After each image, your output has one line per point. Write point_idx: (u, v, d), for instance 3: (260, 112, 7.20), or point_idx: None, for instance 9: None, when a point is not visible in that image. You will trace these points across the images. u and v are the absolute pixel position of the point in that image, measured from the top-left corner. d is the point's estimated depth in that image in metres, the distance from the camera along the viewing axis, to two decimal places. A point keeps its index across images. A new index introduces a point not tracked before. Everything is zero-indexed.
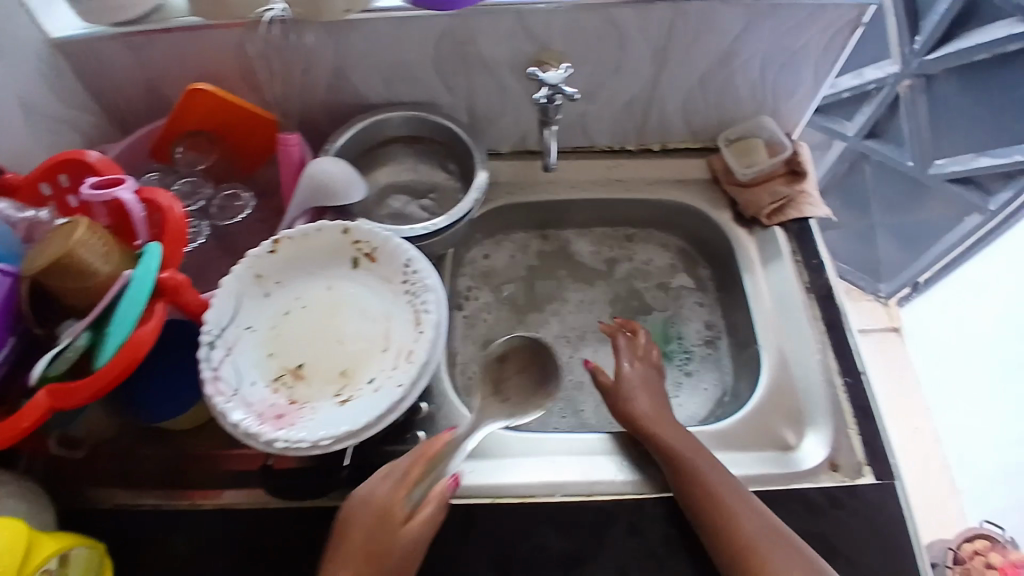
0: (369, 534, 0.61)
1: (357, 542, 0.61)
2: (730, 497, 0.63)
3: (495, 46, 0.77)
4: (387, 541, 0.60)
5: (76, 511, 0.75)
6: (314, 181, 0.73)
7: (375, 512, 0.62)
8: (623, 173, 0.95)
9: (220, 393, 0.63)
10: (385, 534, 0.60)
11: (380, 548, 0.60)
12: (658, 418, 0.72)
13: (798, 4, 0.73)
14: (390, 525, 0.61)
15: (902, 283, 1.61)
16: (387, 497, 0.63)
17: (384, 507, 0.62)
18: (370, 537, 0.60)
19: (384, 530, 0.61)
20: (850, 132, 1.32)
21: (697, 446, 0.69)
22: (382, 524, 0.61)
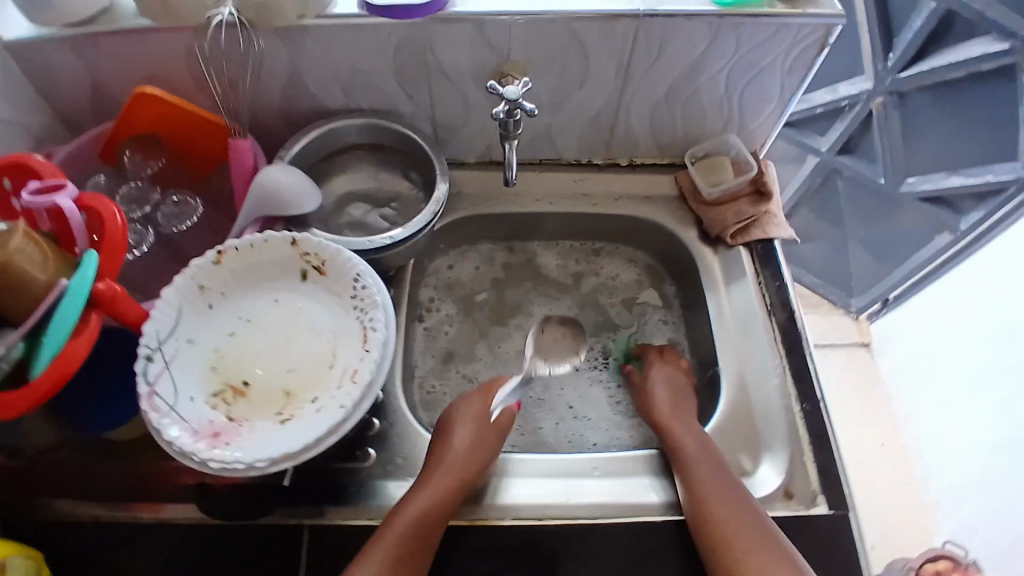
0: (460, 448, 0.70)
1: (447, 459, 0.69)
2: (730, 501, 0.66)
3: (454, 56, 0.75)
4: (479, 453, 0.70)
5: (19, 519, 0.71)
6: (264, 190, 0.71)
7: (464, 431, 0.72)
8: (589, 187, 0.94)
9: (154, 411, 0.61)
10: (476, 446, 0.70)
11: (470, 461, 0.69)
12: (671, 420, 0.76)
13: (762, 24, 0.72)
14: (480, 436, 0.72)
15: (872, 299, 1.61)
16: (472, 418, 0.73)
17: (471, 425, 0.73)
18: (460, 453, 0.69)
19: (473, 443, 0.71)
20: (823, 147, 1.32)
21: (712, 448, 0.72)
22: (473, 436, 0.71)
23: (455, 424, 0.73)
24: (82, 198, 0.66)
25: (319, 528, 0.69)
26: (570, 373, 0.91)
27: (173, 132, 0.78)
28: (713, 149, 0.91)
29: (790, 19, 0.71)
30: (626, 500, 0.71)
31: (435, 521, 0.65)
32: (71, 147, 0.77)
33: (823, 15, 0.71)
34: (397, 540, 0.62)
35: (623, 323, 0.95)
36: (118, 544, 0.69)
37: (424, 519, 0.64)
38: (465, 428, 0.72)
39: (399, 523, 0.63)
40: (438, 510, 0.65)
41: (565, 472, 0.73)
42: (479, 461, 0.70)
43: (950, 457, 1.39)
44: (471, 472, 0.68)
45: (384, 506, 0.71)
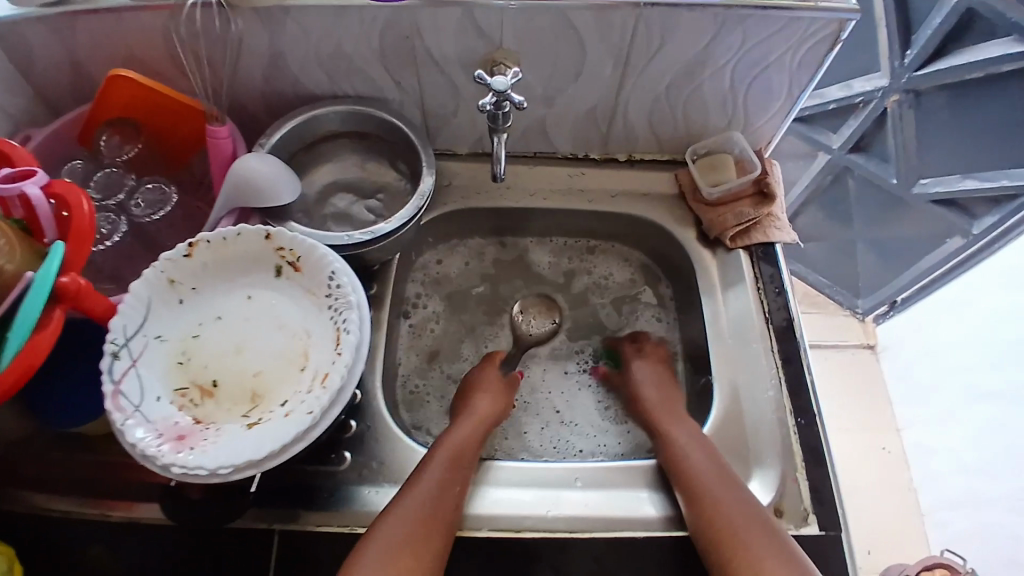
0: (485, 401, 0.77)
1: (471, 412, 0.75)
2: (729, 496, 0.66)
3: (442, 42, 0.71)
4: (499, 405, 0.77)
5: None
6: (240, 180, 0.68)
7: (484, 388, 0.79)
8: (586, 182, 0.90)
9: (118, 411, 0.58)
10: (497, 398, 0.78)
11: (492, 411, 0.76)
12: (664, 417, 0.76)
13: (769, 16, 0.68)
14: (500, 390, 0.79)
15: (880, 301, 1.56)
16: (490, 376, 0.81)
17: (491, 382, 0.80)
18: (483, 405, 0.76)
19: (493, 397, 0.78)
20: (835, 144, 1.24)
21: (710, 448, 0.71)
22: (494, 391, 0.79)
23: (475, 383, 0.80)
24: (52, 186, 0.63)
25: (291, 533, 0.67)
26: (559, 376, 0.89)
27: (150, 117, 0.75)
28: (715, 146, 0.87)
29: (801, 12, 0.67)
30: (605, 514, 0.69)
31: (463, 468, 0.68)
32: (47, 131, 0.74)
33: (837, 10, 0.66)
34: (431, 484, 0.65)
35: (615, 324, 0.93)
36: (86, 541, 0.67)
37: (454, 463, 0.68)
38: (485, 385, 0.79)
39: (432, 469, 0.67)
40: (466, 456, 0.70)
41: (546, 481, 0.71)
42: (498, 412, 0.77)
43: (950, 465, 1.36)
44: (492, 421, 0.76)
45: (358, 513, 0.69)
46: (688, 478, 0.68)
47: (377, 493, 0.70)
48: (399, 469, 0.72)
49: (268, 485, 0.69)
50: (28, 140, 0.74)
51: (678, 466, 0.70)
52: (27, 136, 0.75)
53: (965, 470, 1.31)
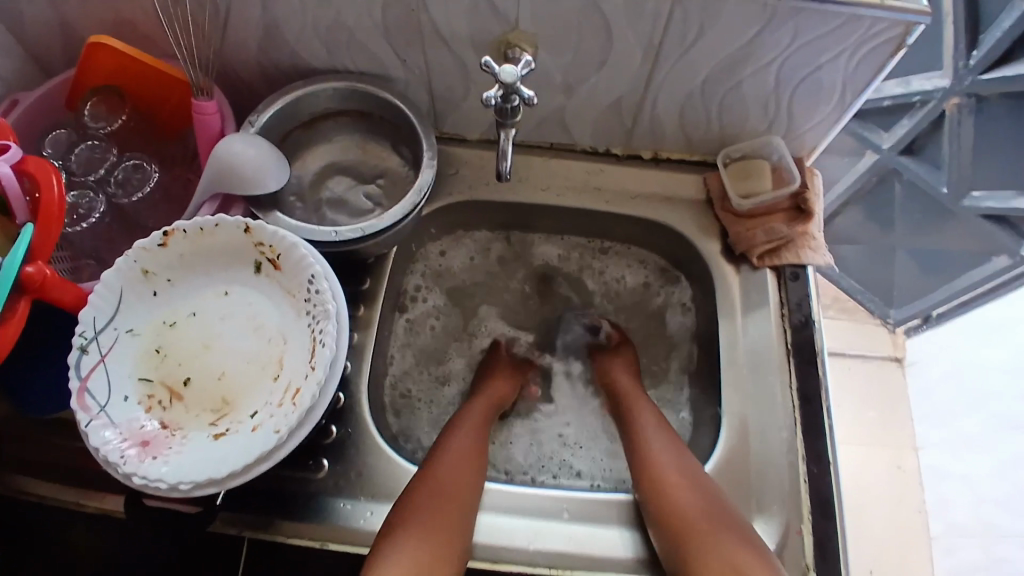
0: (495, 384, 0.79)
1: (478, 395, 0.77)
2: (720, 521, 0.62)
3: (452, 19, 0.64)
4: (509, 389, 0.79)
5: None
6: (224, 164, 0.63)
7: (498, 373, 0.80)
8: (603, 181, 0.82)
9: (82, 411, 0.55)
10: (508, 383, 0.80)
11: (501, 394, 0.78)
12: (640, 433, 0.72)
13: (826, 12, 0.58)
14: (513, 375, 0.81)
15: (914, 313, 1.32)
16: (505, 364, 0.82)
17: (504, 369, 0.81)
18: (491, 389, 0.78)
19: (503, 381, 0.79)
20: (885, 144, 1.04)
21: (690, 469, 0.67)
22: (508, 377, 0.80)
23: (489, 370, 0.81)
24: (24, 163, 0.58)
25: (262, 542, 0.64)
26: (571, 394, 0.85)
27: (138, 88, 0.70)
28: (751, 149, 0.78)
29: (862, 10, 0.57)
30: (588, 550, 0.65)
31: (478, 451, 0.70)
32: (32, 97, 0.68)
33: (903, 10, 0.57)
34: (452, 463, 0.67)
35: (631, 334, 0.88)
36: (63, 529, 0.64)
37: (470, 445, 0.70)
38: (499, 370, 0.81)
39: (453, 448, 0.68)
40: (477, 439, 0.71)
41: (530, 508, 0.67)
42: (507, 396, 0.79)
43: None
44: (500, 403, 0.78)
45: (333, 526, 0.66)
46: (673, 506, 0.64)
47: (349, 508, 0.67)
48: (374, 485, 0.68)
49: (247, 488, 0.66)
50: (12, 105, 0.68)
51: (659, 494, 0.65)
52: (11, 101, 0.68)
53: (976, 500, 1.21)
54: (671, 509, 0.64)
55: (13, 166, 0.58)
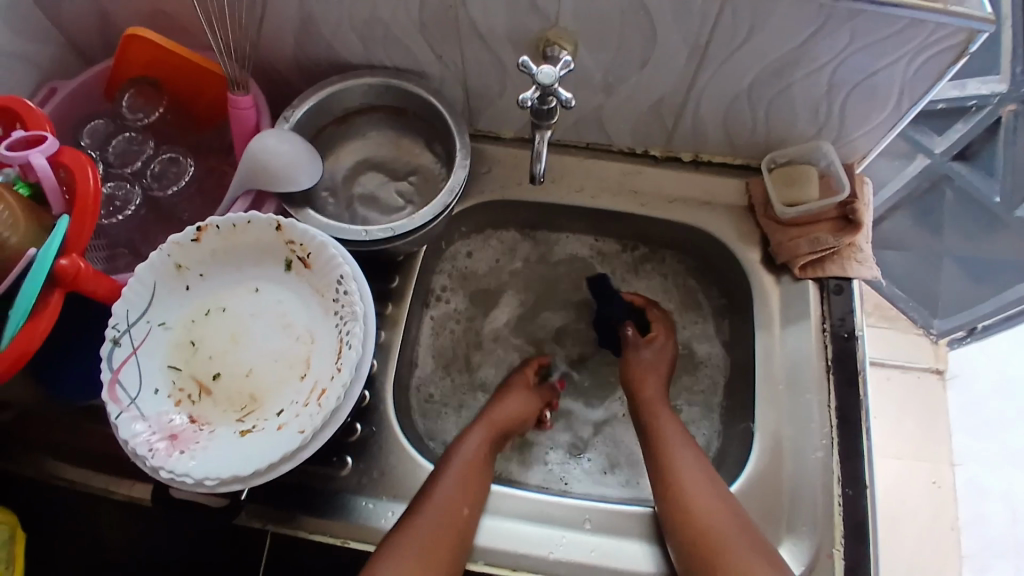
0: (503, 406, 0.73)
1: (483, 417, 0.72)
2: (726, 540, 0.60)
3: (489, 16, 0.62)
4: (522, 413, 0.74)
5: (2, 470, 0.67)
6: (258, 160, 0.63)
7: (510, 393, 0.75)
8: (640, 183, 0.80)
9: (114, 403, 0.56)
10: (520, 406, 0.74)
11: (511, 418, 0.73)
12: (665, 446, 0.69)
13: (885, 16, 0.55)
14: (527, 398, 0.75)
15: (958, 325, 1.23)
16: (519, 383, 0.77)
17: (517, 388, 0.76)
18: (499, 412, 0.73)
19: (513, 404, 0.74)
20: (938, 149, 0.97)
21: (717, 487, 0.64)
22: (521, 399, 0.75)
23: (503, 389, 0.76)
24: (60, 155, 0.59)
25: (284, 536, 0.65)
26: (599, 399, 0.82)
27: (174, 80, 0.71)
28: (798, 154, 0.75)
29: (926, 14, 0.54)
30: (610, 563, 0.64)
31: (476, 481, 0.66)
32: (71, 86, 0.70)
33: (968, 17, 0.53)
34: (446, 493, 0.63)
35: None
36: (95, 512, 0.66)
37: (466, 473, 0.65)
38: (511, 390, 0.75)
39: (453, 468, 0.65)
40: (478, 468, 0.67)
41: (552, 514, 0.66)
42: (518, 421, 0.74)
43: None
44: (508, 428, 0.73)
45: (354, 524, 0.65)
46: (700, 525, 0.61)
47: (370, 508, 0.66)
48: (397, 484, 0.67)
49: (271, 483, 0.66)
50: (51, 93, 0.70)
51: (685, 511, 0.63)
52: (51, 89, 0.70)
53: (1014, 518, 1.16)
54: (698, 528, 0.61)
55: (50, 157, 0.59)
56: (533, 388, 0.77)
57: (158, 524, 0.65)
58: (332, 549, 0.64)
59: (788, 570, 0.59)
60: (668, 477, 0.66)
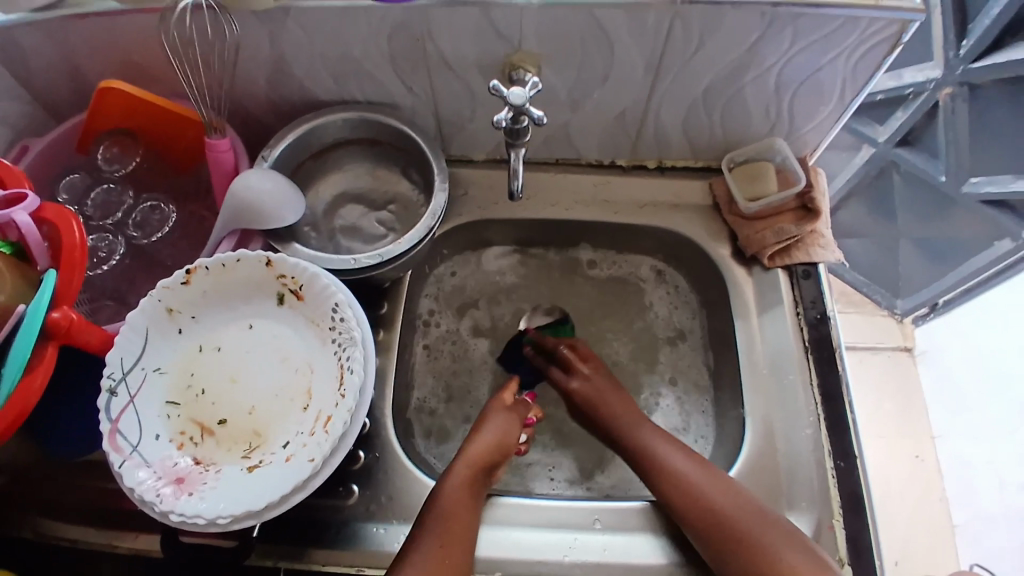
0: (478, 442, 0.70)
1: (461, 456, 0.69)
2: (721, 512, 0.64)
3: (457, 45, 0.65)
4: (501, 442, 0.71)
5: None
6: (242, 199, 0.64)
7: (485, 427, 0.72)
8: (610, 192, 0.83)
9: (115, 452, 0.56)
10: (497, 437, 0.71)
11: (489, 452, 0.70)
12: (654, 445, 0.71)
13: (824, 15, 0.60)
14: (503, 426, 0.72)
15: (921, 302, 1.29)
16: (495, 414, 0.74)
17: (493, 420, 0.73)
18: (475, 448, 0.70)
19: (489, 437, 0.71)
20: (881, 137, 1.05)
21: (713, 469, 0.67)
22: (497, 429, 0.72)
23: (480, 421, 0.74)
24: (43, 210, 0.59)
25: (297, 572, 0.64)
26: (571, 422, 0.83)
27: (149, 129, 0.72)
28: (755, 152, 0.80)
29: (860, 11, 0.59)
30: (622, 560, 0.66)
31: (459, 529, 0.63)
32: (45, 142, 0.70)
33: (899, 9, 0.58)
34: (425, 551, 0.61)
35: (637, 343, 0.86)
36: (97, 569, 0.64)
37: (447, 525, 0.62)
38: (486, 423, 0.73)
39: (441, 502, 0.64)
40: (462, 513, 0.64)
41: (562, 517, 0.68)
42: (498, 452, 0.71)
43: (981, 482, 1.17)
44: (489, 461, 0.69)
45: (365, 552, 0.65)
46: (712, 510, 0.64)
47: (382, 531, 0.67)
48: (406, 506, 0.68)
49: (280, 519, 0.66)
50: (24, 150, 0.70)
51: (692, 498, 0.65)
52: (22, 147, 0.70)
53: (1000, 484, 1.13)
54: (709, 516, 0.64)
55: (33, 214, 0.59)
56: (511, 407, 0.76)
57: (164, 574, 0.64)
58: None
59: (798, 535, 0.62)
60: (664, 471, 0.68)
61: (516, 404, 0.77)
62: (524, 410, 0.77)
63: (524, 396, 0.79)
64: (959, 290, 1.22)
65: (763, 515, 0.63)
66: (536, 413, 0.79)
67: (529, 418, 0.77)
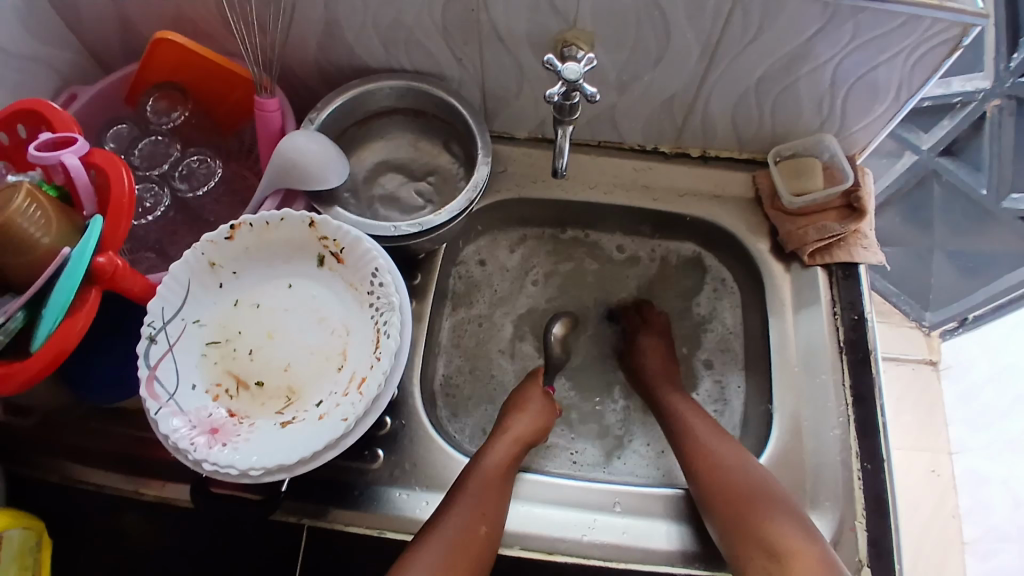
0: (521, 422, 0.71)
1: (502, 433, 0.70)
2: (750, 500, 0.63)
3: (510, 18, 0.65)
4: (542, 424, 0.72)
5: (29, 477, 0.67)
6: (289, 160, 0.65)
7: (527, 408, 0.73)
8: (651, 179, 0.82)
9: (153, 399, 0.57)
10: (538, 420, 0.72)
11: (530, 433, 0.71)
12: (721, 465, 0.67)
13: (886, 11, 0.58)
14: (543, 411, 0.73)
15: (950, 316, 1.26)
16: (536, 396, 0.75)
17: (533, 401, 0.74)
18: (518, 426, 0.71)
19: (532, 418, 0.72)
20: (924, 146, 1.02)
21: (778, 498, 0.63)
22: (538, 413, 0.73)
23: (520, 401, 0.74)
24: (91, 155, 0.59)
25: (320, 530, 0.65)
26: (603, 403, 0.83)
27: (197, 83, 0.73)
28: (803, 147, 0.78)
29: (923, 11, 0.58)
30: (641, 544, 0.66)
31: (492, 498, 0.64)
32: (95, 91, 0.71)
33: (961, 12, 0.57)
34: (457, 520, 0.61)
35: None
36: (121, 515, 0.66)
37: (482, 492, 0.63)
38: (528, 404, 0.74)
39: (479, 475, 0.65)
40: (497, 485, 0.65)
41: (586, 495, 0.68)
42: (537, 434, 0.72)
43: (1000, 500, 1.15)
44: (528, 443, 0.70)
45: (388, 514, 0.66)
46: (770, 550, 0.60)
47: (406, 497, 0.67)
48: (431, 473, 0.69)
49: (306, 477, 0.67)
50: (72, 99, 0.71)
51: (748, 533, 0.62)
52: (72, 95, 0.71)
53: None
54: (734, 497, 0.64)
55: (81, 158, 0.59)
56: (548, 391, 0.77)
57: (189, 523, 0.65)
58: (367, 541, 0.65)
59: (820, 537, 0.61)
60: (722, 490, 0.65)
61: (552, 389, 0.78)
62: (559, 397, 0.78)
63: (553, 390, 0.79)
64: (989, 307, 1.19)
65: (790, 509, 0.62)
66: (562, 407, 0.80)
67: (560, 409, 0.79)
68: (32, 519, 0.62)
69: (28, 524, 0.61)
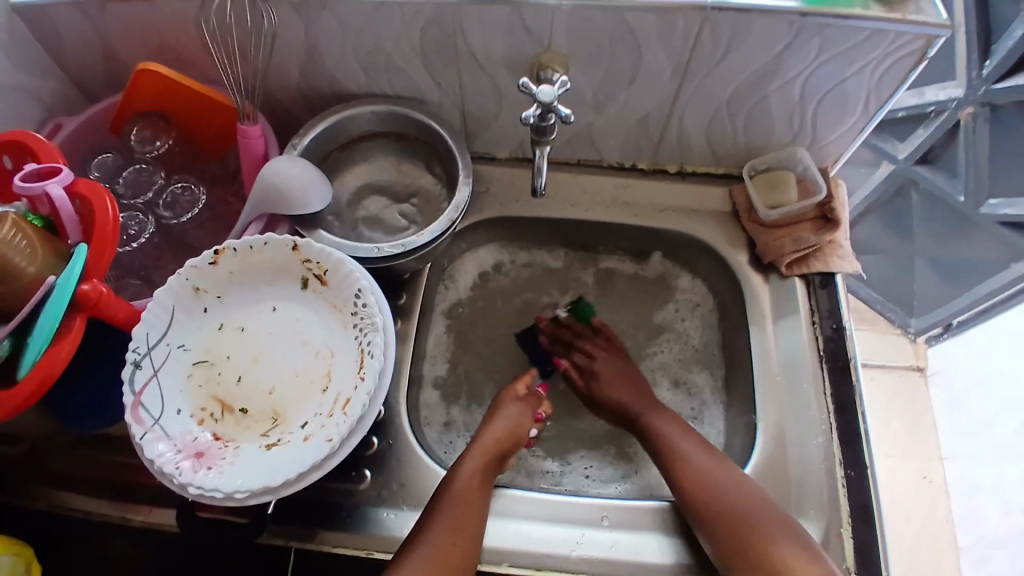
0: (490, 431, 0.71)
1: (475, 443, 0.70)
2: (754, 520, 0.63)
3: (488, 42, 0.66)
4: (511, 432, 0.72)
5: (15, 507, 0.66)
6: (272, 185, 0.66)
7: (498, 417, 0.73)
8: (631, 195, 0.84)
9: (137, 424, 0.57)
10: (508, 428, 0.72)
11: (501, 440, 0.71)
12: (713, 480, 0.67)
13: (851, 26, 0.61)
14: (514, 419, 0.73)
15: (935, 322, 1.28)
16: (507, 405, 0.75)
17: (505, 411, 0.74)
18: (489, 435, 0.71)
19: (503, 426, 0.72)
20: (901, 155, 1.04)
21: (776, 515, 0.64)
22: (508, 421, 0.73)
23: (493, 411, 0.75)
24: (76, 184, 0.59)
25: (309, 554, 0.65)
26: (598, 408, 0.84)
27: (180, 111, 0.74)
28: (777, 161, 0.80)
29: (886, 24, 0.60)
30: (631, 558, 0.66)
31: (469, 511, 0.64)
32: (79, 121, 0.72)
33: (924, 24, 0.59)
34: (436, 537, 0.61)
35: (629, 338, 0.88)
36: (110, 543, 0.65)
37: (459, 506, 0.64)
38: (498, 414, 0.74)
39: (452, 489, 0.65)
40: (474, 496, 0.65)
41: (576, 511, 0.68)
42: (511, 441, 0.72)
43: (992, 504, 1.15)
44: (502, 451, 0.70)
45: (376, 536, 0.66)
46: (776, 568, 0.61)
47: (394, 517, 0.67)
48: (417, 494, 0.69)
49: (293, 500, 0.67)
50: (58, 128, 0.73)
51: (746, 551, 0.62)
52: (57, 125, 0.73)
53: (1007, 507, 1.11)
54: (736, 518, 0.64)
55: (66, 188, 0.59)
56: (522, 397, 0.77)
57: (176, 548, 0.65)
58: (356, 563, 0.65)
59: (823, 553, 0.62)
60: (717, 509, 0.65)
61: (527, 395, 0.78)
62: (535, 403, 0.78)
63: (539, 391, 0.80)
64: (973, 312, 1.21)
65: (793, 526, 0.63)
66: (547, 409, 0.80)
67: (540, 414, 0.78)
68: (19, 546, 0.62)
69: (17, 551, 0.61)
